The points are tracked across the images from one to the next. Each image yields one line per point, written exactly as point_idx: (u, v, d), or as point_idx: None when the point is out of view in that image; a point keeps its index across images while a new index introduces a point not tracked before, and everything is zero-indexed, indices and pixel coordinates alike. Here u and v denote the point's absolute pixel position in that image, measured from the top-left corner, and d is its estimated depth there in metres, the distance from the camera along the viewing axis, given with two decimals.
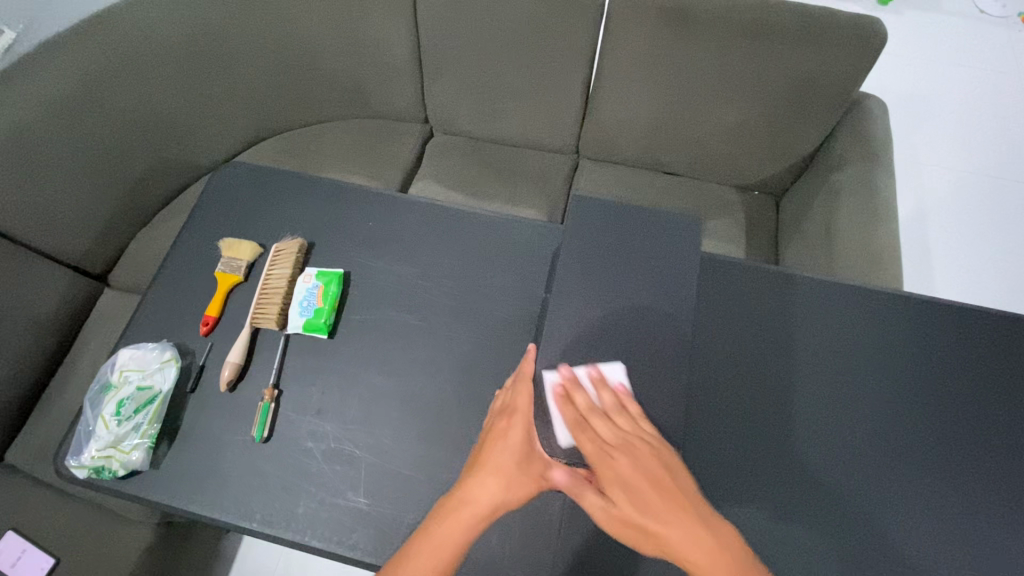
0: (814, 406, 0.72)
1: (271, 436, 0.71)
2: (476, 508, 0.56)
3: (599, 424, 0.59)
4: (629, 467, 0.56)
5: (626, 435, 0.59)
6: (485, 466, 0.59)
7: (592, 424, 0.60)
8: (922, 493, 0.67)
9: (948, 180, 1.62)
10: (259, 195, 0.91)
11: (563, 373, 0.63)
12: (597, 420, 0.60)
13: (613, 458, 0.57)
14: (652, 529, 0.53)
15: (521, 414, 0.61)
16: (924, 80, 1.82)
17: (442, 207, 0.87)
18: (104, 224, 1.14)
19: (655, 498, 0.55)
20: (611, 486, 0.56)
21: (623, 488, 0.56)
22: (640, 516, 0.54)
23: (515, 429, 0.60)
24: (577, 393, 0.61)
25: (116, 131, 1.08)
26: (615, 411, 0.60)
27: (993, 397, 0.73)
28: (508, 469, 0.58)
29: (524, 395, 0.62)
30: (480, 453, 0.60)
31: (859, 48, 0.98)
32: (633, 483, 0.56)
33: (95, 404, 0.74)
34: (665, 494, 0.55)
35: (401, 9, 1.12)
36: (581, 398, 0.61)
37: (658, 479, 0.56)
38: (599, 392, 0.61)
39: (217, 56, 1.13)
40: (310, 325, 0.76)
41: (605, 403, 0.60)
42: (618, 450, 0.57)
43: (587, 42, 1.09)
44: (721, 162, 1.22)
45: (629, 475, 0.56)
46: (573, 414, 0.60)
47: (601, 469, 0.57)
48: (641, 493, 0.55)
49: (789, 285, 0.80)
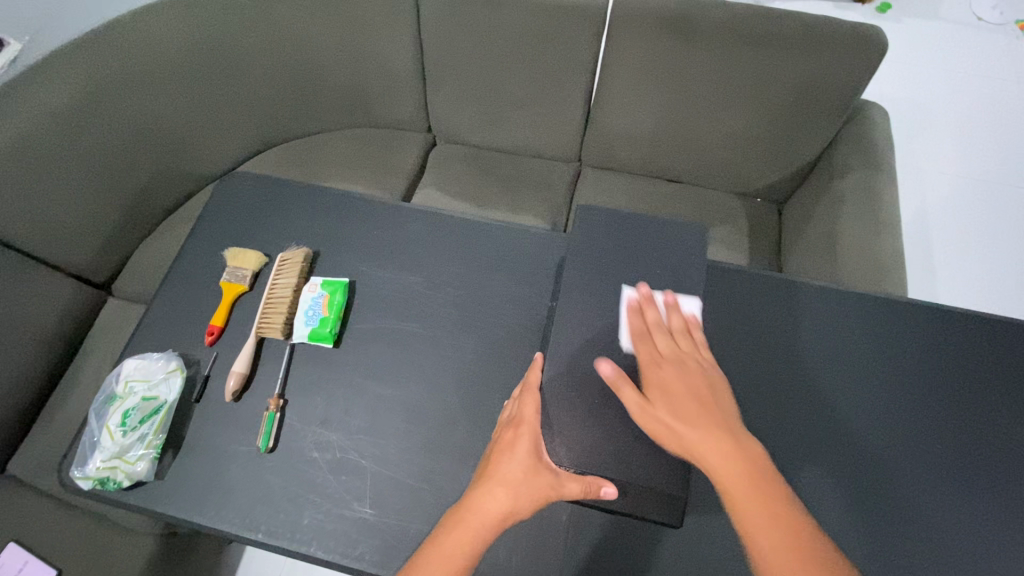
0: (821, 414, 0.72)
1: (276, 446, 0.71)
2: (484, 517, 0.55)
3: (661, 339, 0.64)
4: (675, 378, 0.60)
5: (681, 352, 0.63)
6: (493, 477, 0.58)
7: (656, 338, 0.64)
8: (933, 502, 0.67)
9: (949, 187, 1.63)
10: (263, 205, 0.91)
11: (642, 290, 0.68)
12: (661, 336, 0.65)
13: (662, 368, 0.62)
14: (682, 430, 0.57)
15: (528, 425, 0.60)
16: (923, 87, 1.83)
17: (446, 216, 0.87)
18: (108, 234, 1.15)
19: (691, 403, 0.58)
20: (654, 391, 0.60)
21: (663, 393, 0.59)
22: (675, 416, 0.58)
23: (522, 441, 0.60)
24: (649, 308, 0.67)
25: (121, 141, 1.09)
26: (679, 331, 0.65)
27: (1002, 405, 0.73)
28: (516, 479, 0.57)
29: (531, 406, 0.62)
30: (489, 464, 0.60)
31: (859, 56, 0.98)
32: (675, 390, 0.60)
33: (100, 415, 0.74)
34: (703, 403, 0.58)
35: (403, 19, 1.13)
36: (652, 313, 0.66)
37: (700, 392, 0.60)
38: (670, 314, 0.66)
39: (221, 67, 1.14)
40: (315, 334, 0.76)
41: (674, 324, 0.66)
42: (669, 363, 0.62)
43: (588, 52, 1.10)
44: (723, 169, 1.23)
45: (673, 385, 0.60)
46: (641, 324, 0.66)
47: (648, 373, 0.62)
48: (680, 401, 0.59)
49: (794, 292, 0.80)
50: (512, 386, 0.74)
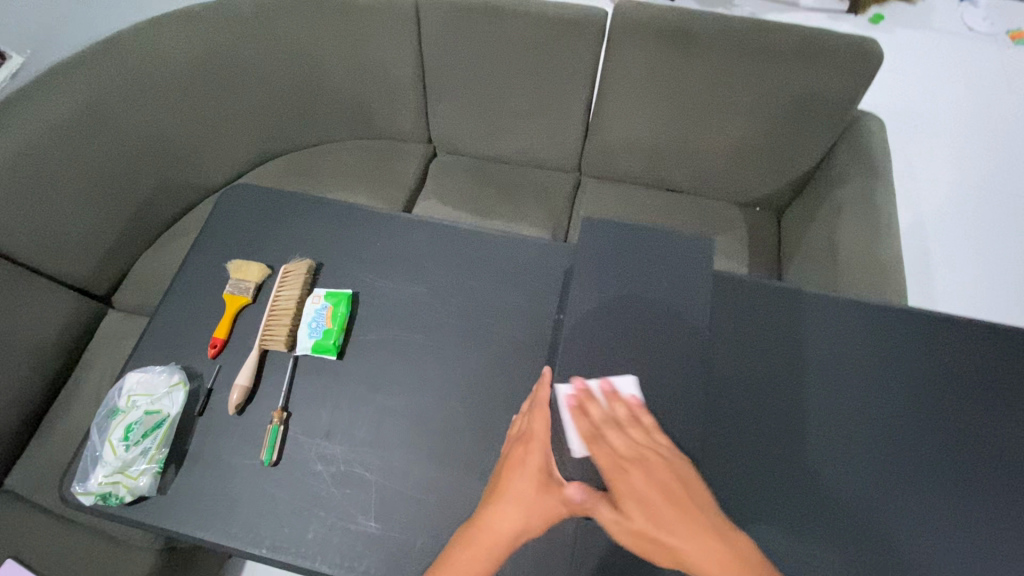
0: (825, 424, 0.72)
1: (280, 459, 0.71)
2: (499, 538, 0.56)
3: (613, 435, 0.60)
4: (644, 482, 0.56)
5: (640, 447, 0.59)
6: (506, 495, 0.59)
7: (607, 436, 0.60)
8: (939, 511, 0.67)
9: (945, 194, 1.65)
10: (267, 217, 0.91)
11: (577, 384, 0.64)
12: (611, 432, 0.60)
13: (626, 471, 0.57)
14: (670, 543, 0.54)
15: (538, 441, 0.61)
16: (918, 96, 1.86)
17: (449, 227, 0.88)
18: (109, 247, 1.14)
19: (666, 507, 0.55)
20: (626, 502, 0.56)
21: (636, 499, 0.56)
22: (656, 528, 0.54)
23: (533, 457, 0.60)
24: (591, 404, 0.62)
25: (124, 153, 1.09)
26: (628, 422, 0.61)
27: (1005, 412, 0.73)
28: (528, 498, 0.58)
29: (541, 423, 0.62)
30: (500, 482, 0.60)
31: (856, 67, 1.00)
32: (647, 495, 0.56)
33: (102, 430, 0.74)
34: (679, 503, 0.55)
35: (405, 32, 1.14)
36: (595, 409, 0.62)
37: (676, 493, 0.56)
38: (613, 403, 0.62)
39: (224, 80, 1.15)
40: (319, 346, 0.76)
41: (620, 415, 0.61)
42: (633, 463, 0.57)
43: (588, 64, 1.11)
44: (722, 179, 1.23)
45: (644, 490, 0.56)
46: (588, 426, 0.61)
47: (616, 481, 0.57)
48: (657, 509, 0.55)
49: (796, 301, 0.80)
50: (516, 398, 0.74)
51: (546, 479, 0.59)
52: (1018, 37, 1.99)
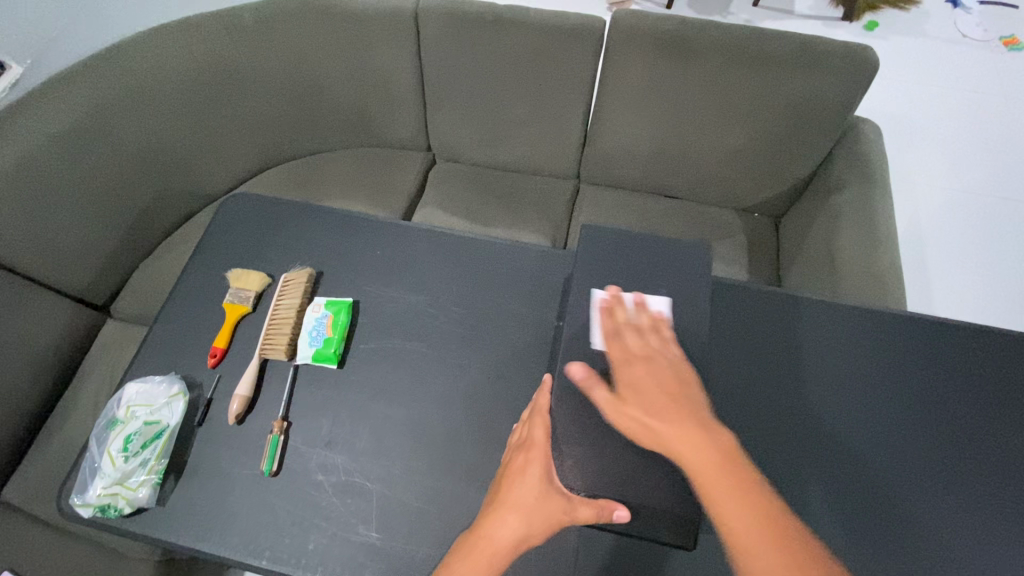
0: (827, 430, 0.71)
1: (280, 470, 0.70)
2: (501, 545, 0.56)
3: (630, 337, 0.66)
4: (644, 374, 0.63)
5: (650, 350, 0.65)
6: (507, 501, 0.59)
7: (624, 336, 0.66)
8: (945, 518, 0.66)
9: (941, 199, 1.66)
10: (267, 226, 0.91)
11: (611, 291, 0.70)
12: (629, 334, 0.66)
13: (630, 365, 0.64)
14: (651, 424, 0.59)
15: (539, 449, 0.61)
16: (914, 102, 1.87)
17: (450, 235, 0.88)
18: (108, 256, 1.14)
19: (659, 399, 0.61)
20: (625, 387, 0.62)
21: (632, 390, 0.62)
22: (643, 412, 0.60)
23: (533, 465, 0.60)
24: (617, 310, 0.68)
25: (123, 163, 1.09)
26: (648, 330, 0.67)
27: (1008, 417, 0.73)
28: (528, 503, 0.58)
29: (540, 431, 0.63)
30: (500, 488, 0.61)
31: (852, 74, 1.01)
32: (644, 387, 0.62)
33: (101, 441, 0.73)
34: (672, 399, 0.60)
35: (404, 40, 1.15)
36: (621, 313, 0.68)
37: (668, 387, 0.62)
38: (638, 312, 0.68)
39: (224, 89, 1.15)
40: (320, 355, 0.76)
41: (642, 323, 0.67)
42: (639, 360, 0.64)
43: (585, 73, 1.12)
44: (721, 185, 1.24)
45: (643, 384, 0.62)
46: (610, 325, 0.67)
47: (619, 371, 0.64)
48: (650, 398, 0.61)
49: (796, 307, 0.80)
50: (518, 406, 0.73)
51: (546, 484, 0.59)
52: (1011, 43, 2.01)
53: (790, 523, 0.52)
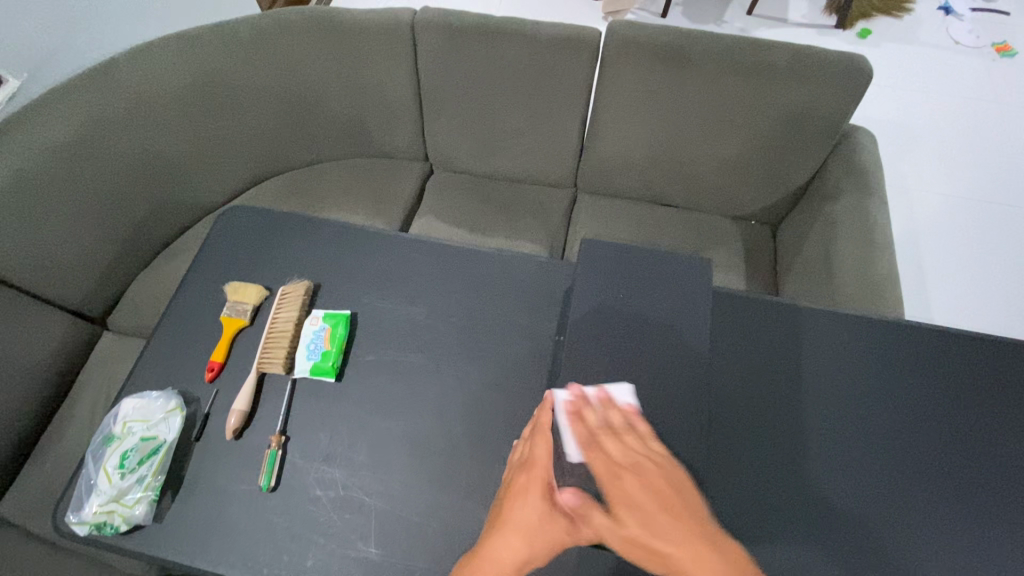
0: (827, 440, 0.71)
1: (278, 485, 0.70)
2: (503, 568, 0.55)
3: (608, 443, 0.60)
4: (636, 486, 0.56)
5: (634, 455, 0.59)
6: (510, 523, 0.57)
7: (602, 443, 0.61)
8: (947, 529, 0.66)
9: (937, 205, 1.67)
10: (264, 238, 0.91)
11: (573, 390, 0.65)
12: (607, 439, 0.60)
13: (620, 476, 0.57)
14: (662, 548, 0.52)
15: (541, 466, 0.60)
16: (908, 109, 1.89)
17: (448, 247, 0.88)
18: (105, 268, 1.14)
19: (662, 515, 0.54)
20: (618, 504, 0.55)
21: (630, 505, 0.55)
22: (651, 536, 0.53)
23: (536, 484, 0.59)
24: (588, 411, 0.63)
25: (121, 176, 1.09)
26: (624, 431, 0.61)
27: (1007, 426, 0.73)
28: (531, 526, 0.57)
29: (543, 448, 0.62)
30: (503, 511, 0.59)
31: (846, 83, 1.02)
32: (642, 502, 0.55)
33: (97, 457, 0.73)
34: (675, 514, 0.54)
35: (401, 52, 1.15)
36: (592, 416, 0.63)
37: (669, 500, 0.55)
38: (609, 411, 0.63)
39: (222, 101, 1.16)
40: (318, 368, 0.75)
41: (616, 423, 0.61)
42: (627, 470, 0.57)
43: (582, 83, 1.12)
44: (718, 193, 1.24)
45: (639, 497, 0.56)
46: (584, 433, 0.62)
47: (611, 487, 0.57)
48: (652, 516, 0.54)
49: (794, 317, 0.80)
50: (516, 418, 0.73)
51: (551, 508, 0.58)
52: (1003, 49, 2.03)
53: None
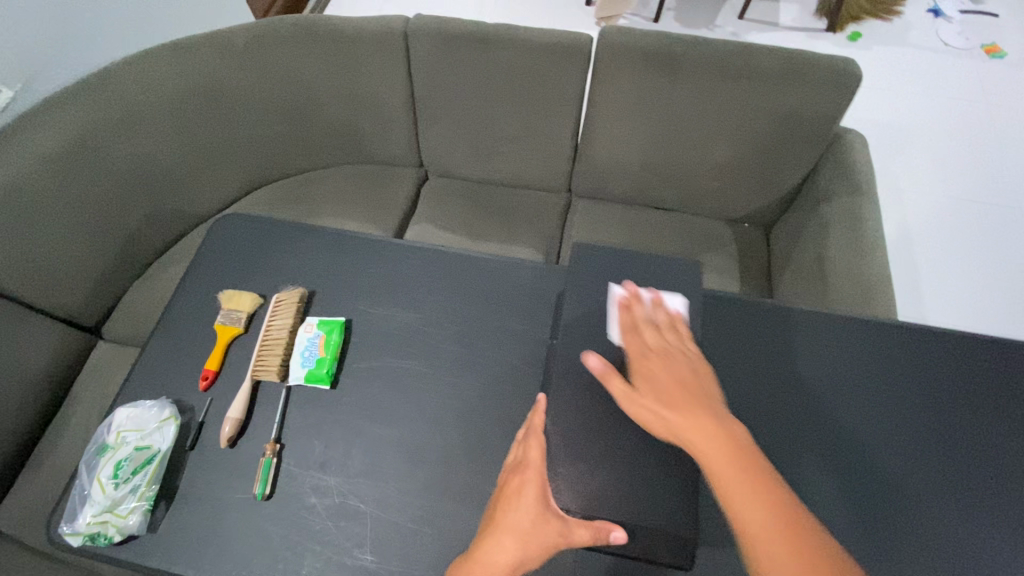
0: (822, 441, 0.71)
1: (273, 493, 0.69)
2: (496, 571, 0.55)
3: (648, 332, 0.67)
4: (660, 367, 0.63)
5: (667, 345, 0.65)
6: (507, 527, 0.57)
7: (642, 331, 0.67)
8: (942, 529, 0.66)
9: (929, 206, 1.68)
10: (258, 246, 0.91)
11: (629, 288, 0.72)
12: (648, 330, 0.67)
13: (648, 359, 0.64)
14: (664, 415, 0.59)
15: (534, 470, 0.60)
16: (899, 112, 1.90)
17: (442, 253, 0.88)
18: (100, 277, 1.14)
19: (676, 391, 0.60)
20: (640, 379, 0.62)
21: (648, 382, 0.62)
22: (661, 406, 0.60)
23: (528, 487, 0.59)
24: (637, 305, 0.70)
25: (116, 185, 1.09)
26: (665, 327, 0.67)
27: (1001, 426, 0.73)
28: (524, 527, 0.57)
29: (535, 451, 0.61)
30: (499, 514, 0.59)
31: (836, 86, 1.02)
32: (661, 380, 0.62)
33: (91, 467, 0.73)
34: (689, 393, 0.60)
35: (395, 59, 1.16)
36: (639, 309, 0.69)
37: (686, 380, 0.61)
38: (657, 310, 0.69)
39: (216, 110, 1.16)
40: (312, 376, 0.75)
41: (660, 320, 0.68)
42: (655, 354, 0.64)
43: (574, 89, 1.13)
44: (712, 196, 1.25)
45: (660, 376, 0.62)
46: (629, 320, 0.69)
47: (637, 365, 0.64)
48: (668, 391, 0.60)
49: (787, 318, 0.81)
50: (512, 424, 0.73)
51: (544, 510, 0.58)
52: (992, 51, 2.06)
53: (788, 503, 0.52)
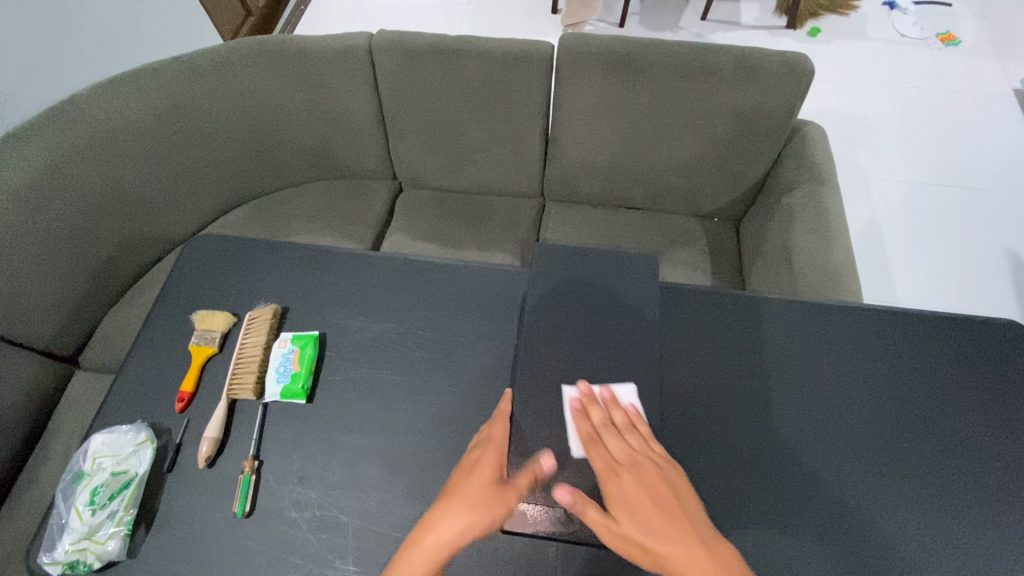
0: (791, 423, 0.73)
1: (252, 509, 0.70)
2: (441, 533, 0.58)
3: (611, 441, 0.63)
4: (635, 487, 0.60)
5: (634, 454, 0.62)
6: (464, 498, 0.60)
7: (605, 441, 0.63)
8: (913, 503, 0.67)
9: (894, 192, 1.73)
10: (230, 266, 0.92)
11: (581, 388, 0.68)
12: (610, 437, 0.63)
13: (619, 477, 0.61)
14: (649, 546, 0.56)
15: (493, 443, 0.64)
16: (861, 102, 1.96)
17: (413, 262, 0.89)
18: (74, 306, 1.13)
19: (654, 514, 0.58)
20: (616, 505, 0.59)
21: (625, 506, 0.59)
22: (642, 537, 0.57)
23: (485, 457, 0.63)
24: (594, 410, 0.66)
25: (86, 211, 1.09)
26: (626, 430, 0.64)
27: (963, 400, 0.75)
28: (479, 498, 0.60)
29: (500, 428, 0.64)
30: (457, 486, 0.61)
31: (791, 80, 1.05)
32: (637, 503, 0.59)
33: (68, 495, 0.72)
34: (667, 512, 0.58)
35: (361, 74, 1.18)
36: (596, 413, 0.65)
37: (664, 501, 0.59)
38: (614, 410, 0.66)
39: (183, 131, 1.17)
40: (288, 391, 0.76)
41: (619, 422, 0.65)
42: (626, 470, 0.61)
43: (539, 94, 1.15)
44: (679, 194, 1.28)
45: (635, 497, 0.59)
46: (588, 429, 0.64)
47: (608, 485, 0.60)
48: (648, 516, 0.58)
49: (751, 307, 0.83)
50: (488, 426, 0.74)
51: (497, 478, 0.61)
52: (947, 39, 2.12)
53: None
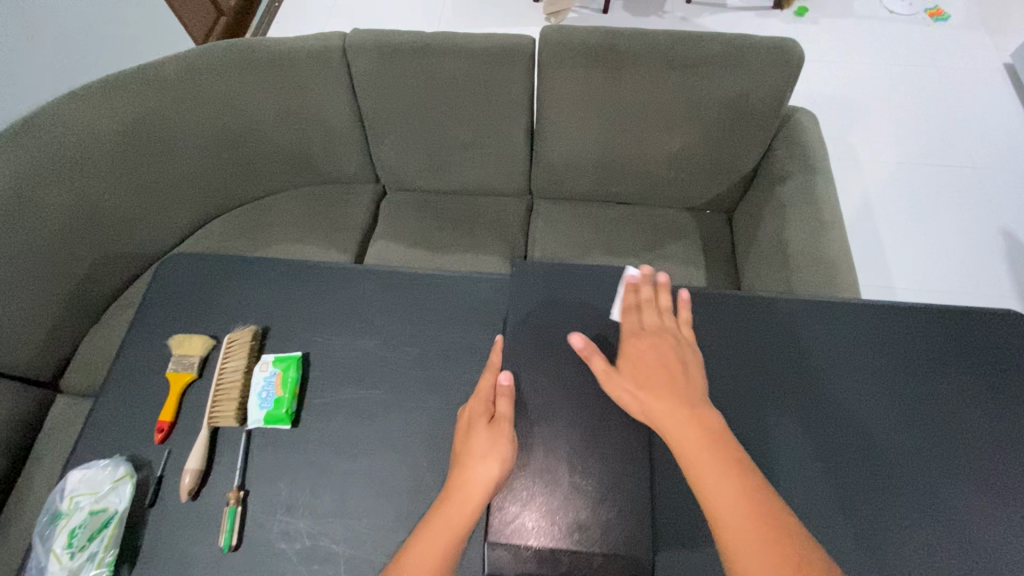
0: (800, 431, 0.68)
1: (240, 542, 0.67)
2: (460, 492, 0.59)
3: (647, 314, 0.70)
4: (649, 349, 0.66)
5: (663, 327, 0.68)
6: (473, 452, 0.61)
7: (642, 312, 0.71)
8: (937, 509, 0.62)
9: (887, 174, 1.70)
10: (207, 286, 0.88)
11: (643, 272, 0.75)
12: (646, 311, 0.70)
13: (640, 340, 0.67)
14: (640, 395, 0.62)
15: (479, 395, 0.66)
16: (852, 82, 1.92)
17: (397, 274, 0.86)
18: (50, 329, 1.09)
19: (657, 373, 0.63)
20: (626, 360, 0.66)
21: (634, 363, 0.65)
22: (637, 386, 0.63)
23: (471, 407, 0.65)
24: (644, 287, 0.73)
25: (57, 230, 1.04)
26: (666, 309, 0.71)
27: (981, 398, 0.70)
28: (486, 445, 0.61)
29: (488, 381, 0.67)
30: (463, 446, 0.62)
31: (780, 66, 1.02)
32: (646, 360, 0.65)
33: (45, 537, 0.69)
34: (669, 374, 0.63)
35: (336, 76, 1.13)
36: (644, 290, 0.73)
37: (671, 367, 0.64)
38: (662, 294, 0.72)
39: (155, 142, 1.12)
40: (271, 417, 0.73)
41: (662, 302, 0.71)
42: (648, 335, 0.68)
43: (521, 90, 1.12)
44: (670, 187, 1.25)
45: (646, 357, 0.65)
46: (632, 299, 0.72)
47: (626, 346, 0.68)
48: (650, 373, 0.64)
49: (750, 307, 0.78)
50: None
51: (491, 421, 0.63)
52: (936, 14, 2.08)
53: (770, 501, 0.53)
